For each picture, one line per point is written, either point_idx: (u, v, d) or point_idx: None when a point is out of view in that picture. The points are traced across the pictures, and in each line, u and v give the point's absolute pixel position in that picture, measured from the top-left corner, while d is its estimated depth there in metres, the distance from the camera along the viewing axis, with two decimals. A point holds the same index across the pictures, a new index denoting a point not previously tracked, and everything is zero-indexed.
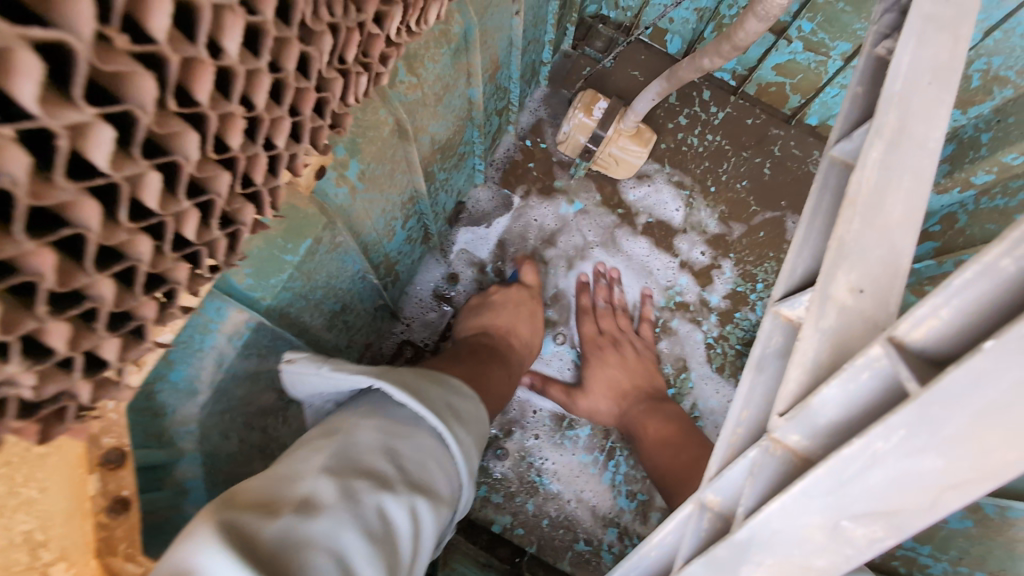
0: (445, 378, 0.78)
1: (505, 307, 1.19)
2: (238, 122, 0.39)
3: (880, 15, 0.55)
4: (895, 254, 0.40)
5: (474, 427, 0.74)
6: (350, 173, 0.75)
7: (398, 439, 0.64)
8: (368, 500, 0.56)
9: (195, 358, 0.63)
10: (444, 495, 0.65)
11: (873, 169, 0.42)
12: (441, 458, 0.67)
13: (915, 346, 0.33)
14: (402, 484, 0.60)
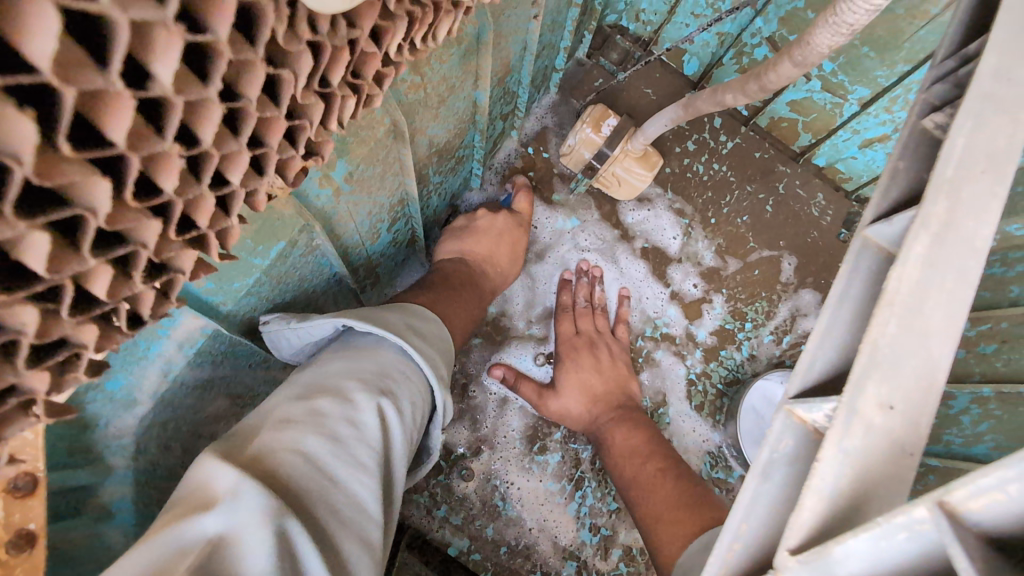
0: (408, 305, 0.80)
1: (487, 233, 1.15)
2: (172, 162, 0.35)
3: (928, 84, 0.51)
4: (931, 368, 0.36)
5: (436, 344, 0.78)
6: (336, 175, 0.69)
7: (358, 360, 0.67)
8: (334, 412, 0.60)
9: (138, 366, 0.56)
10: (413, 401, 0.69)
11: (914, 266, 0.38)
12: (405, 369, 0.70)
13: (970, 518, 0.28)
14: (367, 392, 0.63)
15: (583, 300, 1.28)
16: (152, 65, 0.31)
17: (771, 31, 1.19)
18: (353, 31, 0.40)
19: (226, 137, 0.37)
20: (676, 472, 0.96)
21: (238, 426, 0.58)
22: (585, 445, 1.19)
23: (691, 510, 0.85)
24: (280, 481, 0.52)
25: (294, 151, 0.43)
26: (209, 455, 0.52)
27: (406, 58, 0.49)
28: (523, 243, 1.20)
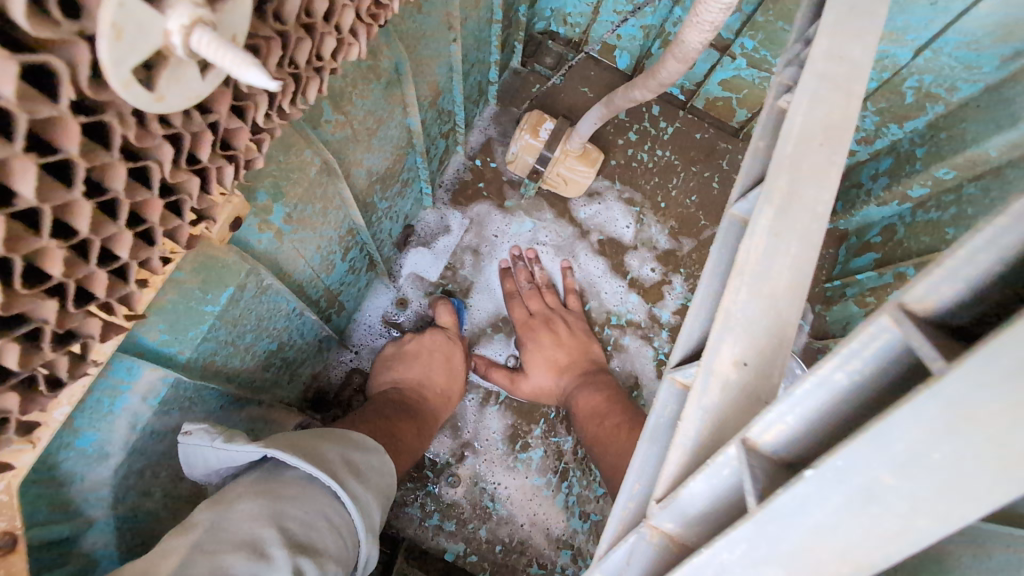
0: (351, 438, 0.79)
1: (416, 360, 1.15)
2: (58, 253, 0.34)
3: (782, 68, 0.56)
4: (781, 325, 0.40)
5: (375, 482, 0.76)
6: (274, 218, 0.74)
7: (275, 503, 0.63)
8: (242, 572, 0.56)
9: (105, 422, 0.60)
10: (337, 557, 0.65)
11: (762, 237, 0.43)
12: (333, 517, 0.67)
13: (768, 448, 0.33)
14: (283, 549, 0.59)
15: (525, 283, 1.32)
16: (16, 185, 0.31)
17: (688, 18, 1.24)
18: (209, 115, 0.37)
19: (103, 223, 0.35)
20: (631, 425, 1.01)
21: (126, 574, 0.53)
22: (566, 436, 1.23)
23: None
24: None
25: (180, 222, 0.40)
26: None
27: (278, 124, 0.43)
28: (458, 356, 1.19)
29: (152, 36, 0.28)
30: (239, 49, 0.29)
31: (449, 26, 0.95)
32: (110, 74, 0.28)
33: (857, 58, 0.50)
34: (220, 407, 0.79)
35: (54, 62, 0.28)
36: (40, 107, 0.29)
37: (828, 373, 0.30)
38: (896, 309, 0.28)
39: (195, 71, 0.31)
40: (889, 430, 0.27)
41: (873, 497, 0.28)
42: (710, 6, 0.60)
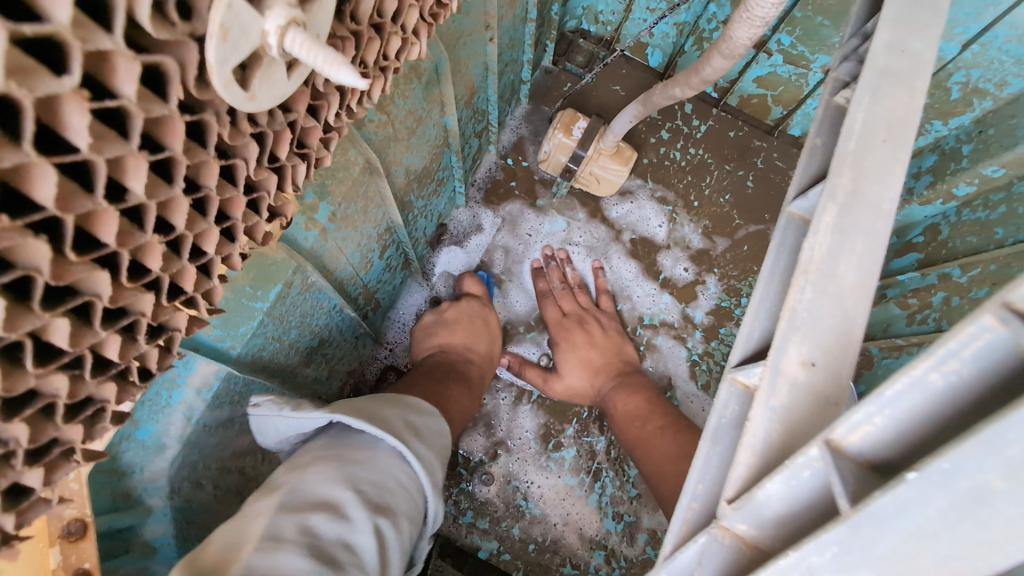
0: (407, 401, 0.81)
1: (458, 326, 1.18)
2: (157, 247, 0.35)
3: (838, 63, 0.55)
4: (849, 323, 0.40)
5: (433, 441, 0.78)
6: (320, 216, 0.75)
7: (345, 468, 0.65)
8: (328, 532, 0.59)
9: (163, 414, 0.62)
10: (409, 517, 0.68)
11: (826, 234, 0.42)
12: (401, 476, 0.69)
13: (852, 449, 0.32)
14: (362, 508, 0.62)
15: (558, 283, 1.32)
16: (128, 181, 0.31)
17: (725, 14, 1.22)
18: (289, 114, 0.38)
19: (195, 219, 0.36)
20: (676, 428, 1.00)
21: (216, 550, 0.55)
22: (599, 436, 1.23)
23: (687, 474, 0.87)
24: None
25: (258, 219, 0.41)
26: None
27: (345, 123, 0.44)
28: (494, 321, 1.23)
29: (252, 36, 0.29)
30: (329, 48, 0.30)
31: (486, 26, 0.96)
32: (214, 75, 0.28)
33: (920, 51, 0.49)
34: None
35: (169, 63, 0.28)
36: (153, 106, 0.29)
37: (922, 373, 0.30)
38: (1001, 309, 0.27)
39: (283, 70, 0.32)
40: (1002, 435, 0.26)
41: (982, 501, 0.28)
42: (761, 2, 0.59)
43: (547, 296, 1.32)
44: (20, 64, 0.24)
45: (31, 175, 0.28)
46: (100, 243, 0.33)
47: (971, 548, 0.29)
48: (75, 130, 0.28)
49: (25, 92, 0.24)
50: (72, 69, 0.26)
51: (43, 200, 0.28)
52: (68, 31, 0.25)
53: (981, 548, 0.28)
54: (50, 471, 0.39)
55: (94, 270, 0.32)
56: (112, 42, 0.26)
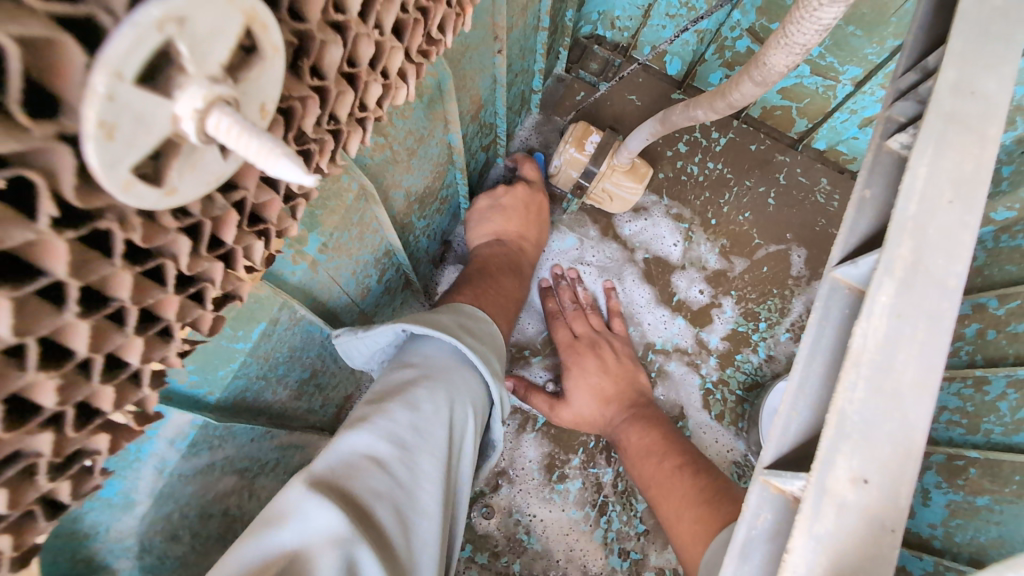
0: (460, 307, 0.84)
1: (509, 208, 1.14)
2: (48, 389, 0.27)
3: (889, 103, 0.48)
4: (908, 431, 0.33)
5: (488, 341, 0.81)
6: (310, 249, 0.69)
7: (417, 370, 0.70)
8: (405, 418, 0.64)
9: (131, 469, 0.57)
10: (473, 407, 0.72)
11: (881, 317, 0.36)
12: (464, 372, 0.74)
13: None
14: (430, 401, 0.67)
15: (569, 303, 1.25)
16: None
17: (750, 22, 1.15)
18: (237, 192, 0.31)
19: (107, 333, 0.28)
20: (695, 467, 0.93)
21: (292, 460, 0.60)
22: (606, 467, 1.17)
23: (708, 522, 0.81)
24: (356, 498, 0.55)
25: (203, 310, 0.34)
26: (294, 476, 0.56)
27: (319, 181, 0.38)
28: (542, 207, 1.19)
29: (156, 124, 0.23)
30: (266, 132, 0.24)
31: (495, 37, 0.90)
32: (105, 180, 0.22)
33: (991, 94, 0.42)
34: (252, 441, 0.75)
35: (29, 175, 0.21)
36: (12, 231, 0.22)
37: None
38: None
39: (213, 152, 0.26)
40: None
41: None
42: (801, 28, 0.52)
43: (555, 317, 1.25)
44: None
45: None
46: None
47: None
48: None
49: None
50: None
51: None
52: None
53: None
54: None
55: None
56: None
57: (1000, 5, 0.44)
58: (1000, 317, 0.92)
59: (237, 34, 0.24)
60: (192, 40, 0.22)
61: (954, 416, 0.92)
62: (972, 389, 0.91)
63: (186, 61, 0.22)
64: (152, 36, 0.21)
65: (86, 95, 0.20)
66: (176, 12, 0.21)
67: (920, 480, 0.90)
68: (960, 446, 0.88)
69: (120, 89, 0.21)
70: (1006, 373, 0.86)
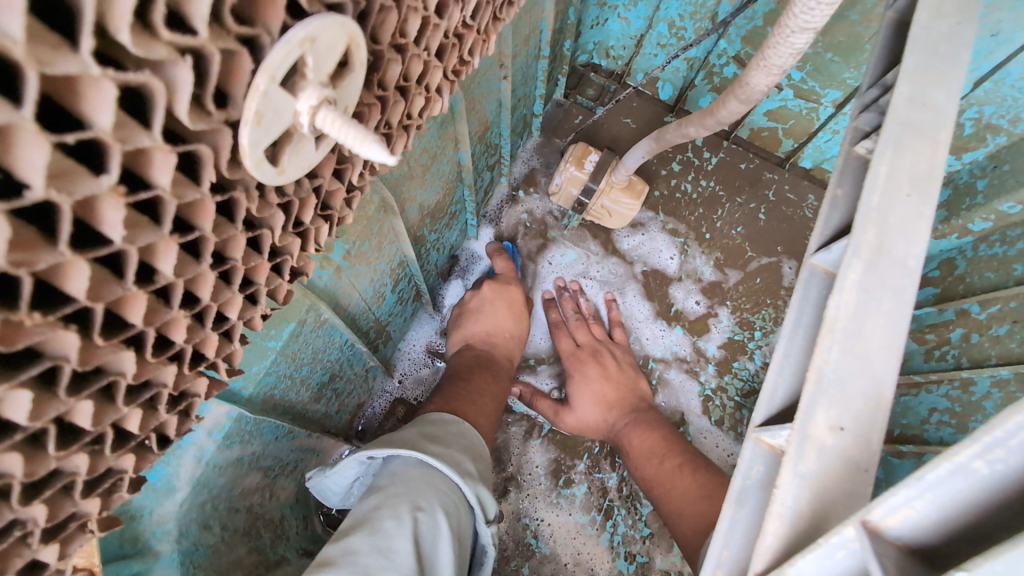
0: (427, 419, 0.89)
1: (483, 311, 1.19)
2: (182, 323, 0.33)
3: (857, 113, 0.55)
4: (878, 386, 0.39)
5: (455, 443, 0.85)
6: (335, 255, 0.75)
7: (380, 494, 0.73)
8: (367, 545, 0.66)
9: (175, 457, 0.61)
10: (444, 510, 0.73)
11: (851, 292, 0.42)
12: (428, 476, 0.75)
13: (892, 533, 0.31)
14: (393, 519, 0.69)
15: (571, 313, 1.32)
16: (157, 263, 0.29)
17: (735, 50, 1.23)
18: (316, 180, 0.37)
19: (220, 288, 0.34)
20: (694, 465, 0.98)
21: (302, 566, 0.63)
22: (610, 472, 1.21)
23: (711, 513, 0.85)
24: None
25: (281, 281, 0.39)
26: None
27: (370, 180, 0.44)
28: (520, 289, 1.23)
29: (284, 117, 0.29)
30: (360, 125, 0.30)
31: (501, 65, 0.98)
32: (245, 157, 0.28)
33: (941, 104, 0.49)
34: (276, 439, 0.80)
35: (203, 149, 0.27)
36: (187, 190, 0.28)
37: (966, 461, 0.29)
38: None
39: (311, 143, 0.32)
40: None
41: None
42: (778, 51, 0.59)
43: (558, 327, 1.31)
44: (60, 167, 0.23)
45: (61, 271, 0.25)
46: (126, 323, 0.30)
47: None
48: (108, 224, 0.26)
49: (66, 199, 0.23)
50: (112, 169, 0.24)
51: (73, 294, 0.26)
52: (109, 135, 0.23)
53: None
54: (64, 548, 0.35)
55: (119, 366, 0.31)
56: (151, 139, 0.25)
57: (945, 31, 0.52)
58: (982, 322, 0.98)
59: (344, 51, 0.30)
60: (316, 53, 0.28)
61: (944, 418, 0.97)
62: (958, 390, 0.96)
63: (308, 70, 0.28)
64: (294, 49, 0.27)
65: (250, 91, 0.26)
66: (311, 33, 0.27)
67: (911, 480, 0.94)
68: (948, 444, 0.93)
69: (269, 88, 0.27)
70: (989, 374, 0.92)
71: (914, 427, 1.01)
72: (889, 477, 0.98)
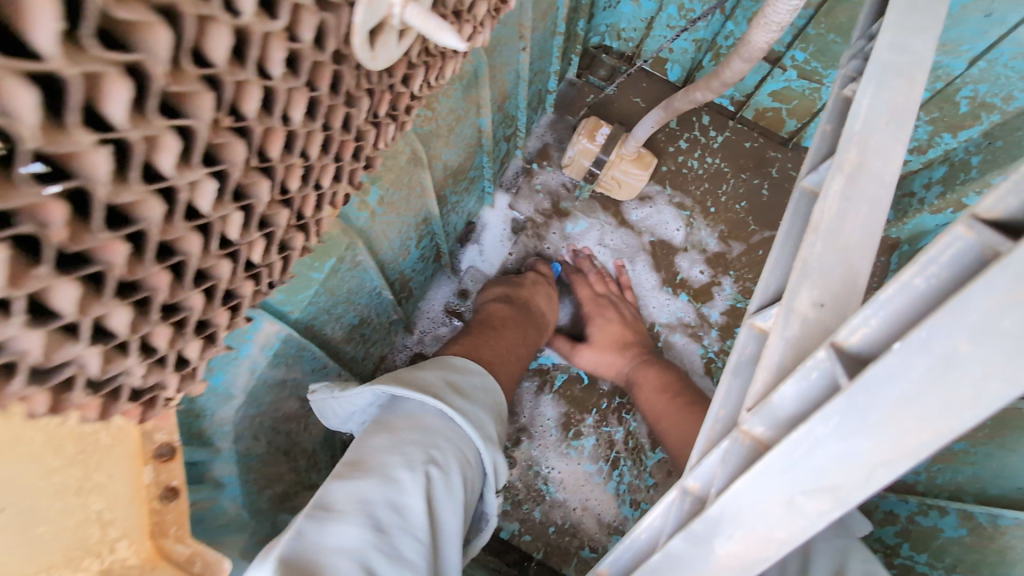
0: (445, 371, 0.83)
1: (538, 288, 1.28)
2: (295, 169, 0.45)
3: (847, 62, 0.62)
4: (854, 274, 0.46)
5: (477, 399, 0.83)
6: (371, 198, 0.82)
7: (394, 439, 0.69)
8: (378, 496, 0.61)
9: (233, 365, 0.69)
10: (460, 465, 0.70)
11: (834, 200, 0.49)
12: (450, 434, 0.72)
13: (852, 353, 0.34)
14: (410, 471, 0.64)
15: (590, 268, 1.41)
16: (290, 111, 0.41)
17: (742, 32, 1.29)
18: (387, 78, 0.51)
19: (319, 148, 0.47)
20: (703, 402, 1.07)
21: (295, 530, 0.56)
22: (618, 426, 1.28)
23: None
24: None
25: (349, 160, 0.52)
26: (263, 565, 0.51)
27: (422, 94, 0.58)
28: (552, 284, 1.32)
29: (384, 8, 0.41)
30: (436, 20, 0.42)
31: (521, 36, 1.05)
32: (357, 33, 0.40)
33: (919, 50, 0.56)
34: (313, 372, 0.87)
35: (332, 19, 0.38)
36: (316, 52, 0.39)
37: (908, 278, 0.31)
38: (973, 218, 0.29)
39: (394, 38, 0.44)
40: (963, 306, 0.27)
41: (952, 366, 0.28)
42: (775, 9, 0.66)
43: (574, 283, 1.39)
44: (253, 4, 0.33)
45: (242, 92, 0.36)
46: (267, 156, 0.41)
47: (947, 407, 0.29)
48: (273, 62, 0.36)
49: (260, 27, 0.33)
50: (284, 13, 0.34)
51: (247, 112, 0.37)
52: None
53: (952, 407, 0.29)
54: None
55: (226, 210, 0.39)
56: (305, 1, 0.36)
57: None
58: None
59: None
60: None
61: None
62: None
63: None
64: None
65: None
66: None
67: None
68: None
69: None
70: None
71: None
72: None
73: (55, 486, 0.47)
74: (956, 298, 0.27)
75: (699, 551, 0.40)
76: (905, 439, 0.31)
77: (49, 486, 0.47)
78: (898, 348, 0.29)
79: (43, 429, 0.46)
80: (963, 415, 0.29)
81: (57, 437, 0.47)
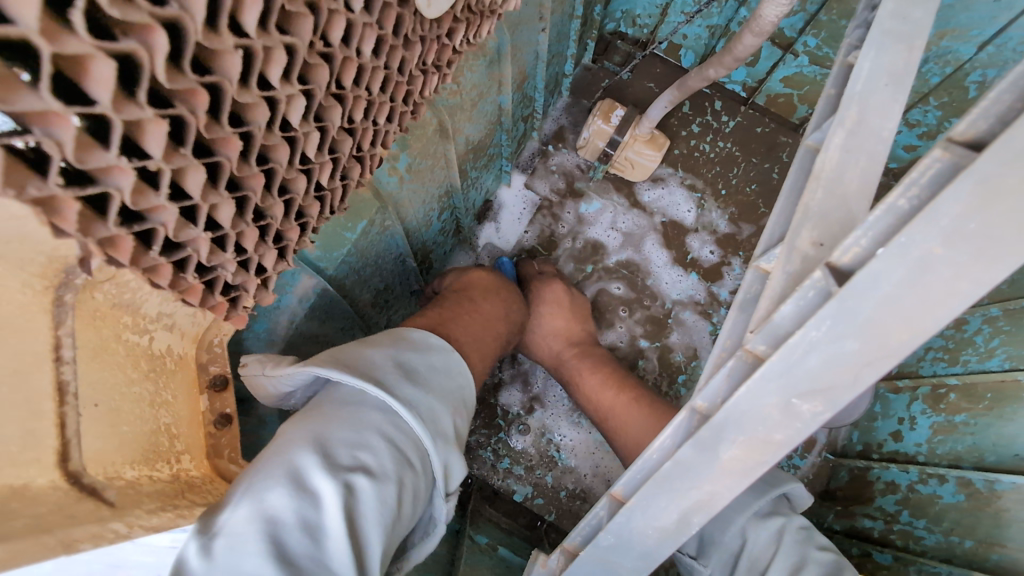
0: (405, 363, 0.71)
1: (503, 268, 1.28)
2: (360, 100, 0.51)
3: (851, 32, 0.67)
4: (851, 220, 0.50)
5: (433, 383, 0.73)
6: (400, 165, 0.87)
7: (321, 436, 0.57)
8: (285, 509, 0.49)
9: (273, 314, 0.75)
10: (398, 471, 0.58)
11: (835, 152, 0.53)
12: (390, 430, 0.61)
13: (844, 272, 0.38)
14: (330, 477, 0.53)
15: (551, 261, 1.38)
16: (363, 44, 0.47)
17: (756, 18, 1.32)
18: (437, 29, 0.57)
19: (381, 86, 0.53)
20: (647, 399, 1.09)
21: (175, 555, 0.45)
22: None
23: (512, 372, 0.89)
24: None
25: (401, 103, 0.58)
26: None
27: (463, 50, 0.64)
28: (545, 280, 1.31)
29: None
30: None
31: (540, 17, 1.10)
32: None
33: (919, 18, 0.60)
34: (341, 331, 0.93)
35: None
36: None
37: (894, 199, 0.36)
38: (947, 143, 0.34)
39: None
40: (937, 213, 0.34)
41: (930, 266, 0.35)
42: None
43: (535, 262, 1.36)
44: None
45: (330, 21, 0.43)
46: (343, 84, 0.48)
47: (924, 303, 0.35)
48: None
49: None
50: None
51: (332, 38, 0.43)
52: None
53: (929, 303, 0.35)
54: None
55: (310, 128, 0.46)
56: None
57: None
58: None
59: None
60: None
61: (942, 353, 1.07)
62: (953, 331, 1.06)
63: None
64: None
65: None
66: None
67: (908, 409, 1.13)
68: (940, 376, 1.07)
69: None
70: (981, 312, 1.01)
71: (910, 369, 1.14)
72: (886, 410, 1.18)
73: (133, 396, 0.50)
74: (933, 206, 0.34)
75: (704, 455, 0.45)
76: (887, 335, 0.37)
77: (131, 394, 0.50)
78: (885, 252, 0.35)
79: (127, 346, 0.51)
80: (936, 311, 0.35)
81: (135, 355, 0.51)
